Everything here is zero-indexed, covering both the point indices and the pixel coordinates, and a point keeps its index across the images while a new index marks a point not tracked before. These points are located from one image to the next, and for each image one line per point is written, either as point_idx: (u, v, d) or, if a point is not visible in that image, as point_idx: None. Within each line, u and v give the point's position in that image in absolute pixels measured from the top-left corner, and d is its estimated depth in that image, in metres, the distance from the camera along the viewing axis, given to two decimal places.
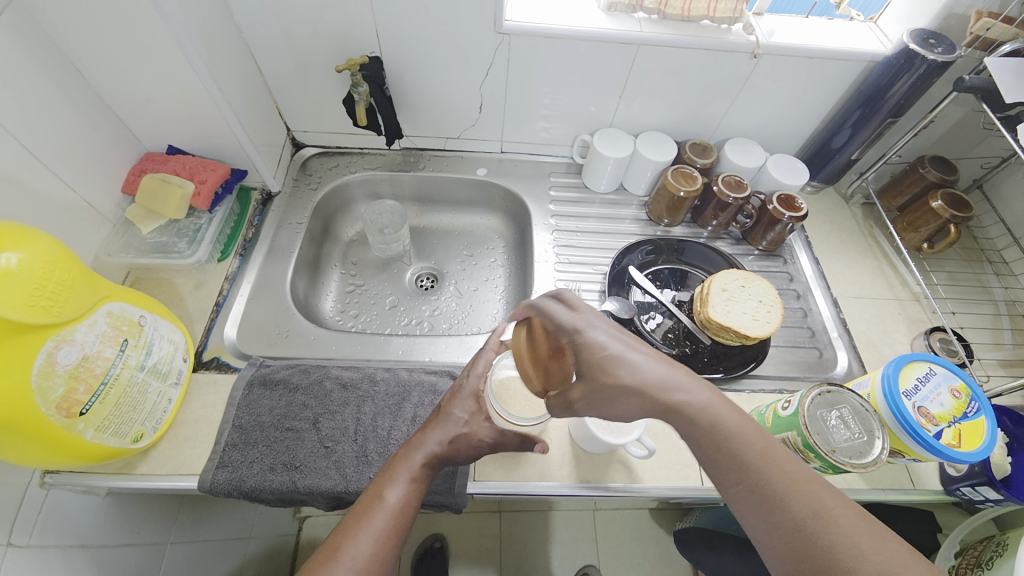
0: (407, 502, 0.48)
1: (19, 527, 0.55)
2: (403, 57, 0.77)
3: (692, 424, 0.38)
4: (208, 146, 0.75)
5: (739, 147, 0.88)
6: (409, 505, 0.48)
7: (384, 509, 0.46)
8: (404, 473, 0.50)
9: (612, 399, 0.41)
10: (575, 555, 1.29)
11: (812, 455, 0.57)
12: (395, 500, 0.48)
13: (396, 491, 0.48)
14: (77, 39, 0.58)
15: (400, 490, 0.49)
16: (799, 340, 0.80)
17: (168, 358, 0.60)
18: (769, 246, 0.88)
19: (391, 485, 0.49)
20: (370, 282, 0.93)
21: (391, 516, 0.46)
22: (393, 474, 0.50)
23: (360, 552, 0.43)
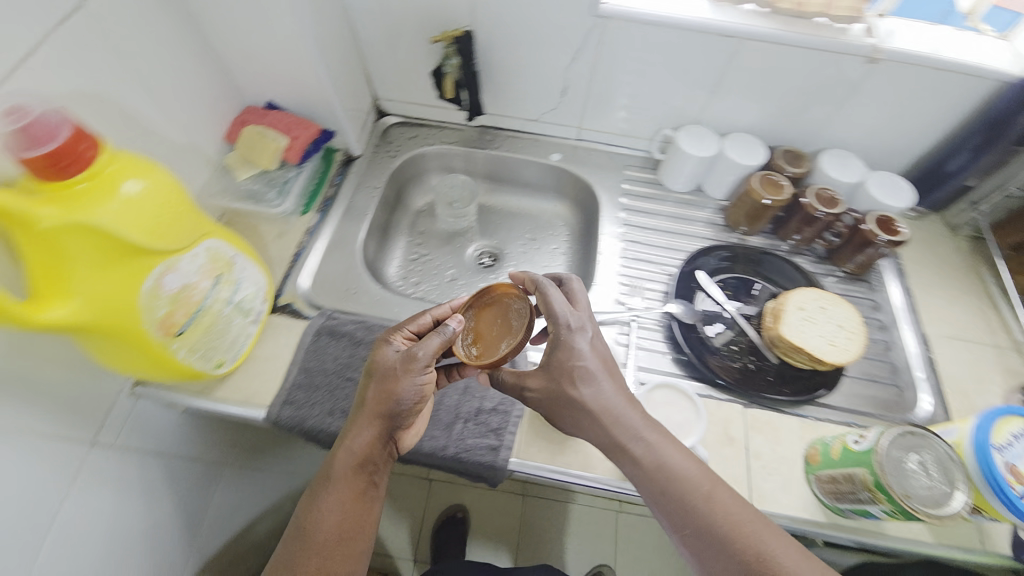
0: (339, 513, 0.52)
1: (106, 428, 0.61)
2: (494, 33, 0.78)
3: (646, 460, 0.51)
4: (303, 104, 0.79)
5: (836, 159, 0.82)
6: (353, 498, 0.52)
7: (319, 527, 0.51)
8: (334, 485, 0.52)
9: (563, 398, 0.55)
10: (592, 552, 1.29)
11: (882, 495, 0.54)
12: (332, 514, 0.52)
13: (328, 505, 0.52)
14: None
15: (331, 505, 0.52)
16: (874, 374, 0.74)
17: (252, 296, 0.65)
18: (856, 268, 0.82)
19: (322, 503, 0.52)
20: (434, 253, 0.96)
21: (328, 533, 0.51)
22: (322, 488, 0.53)
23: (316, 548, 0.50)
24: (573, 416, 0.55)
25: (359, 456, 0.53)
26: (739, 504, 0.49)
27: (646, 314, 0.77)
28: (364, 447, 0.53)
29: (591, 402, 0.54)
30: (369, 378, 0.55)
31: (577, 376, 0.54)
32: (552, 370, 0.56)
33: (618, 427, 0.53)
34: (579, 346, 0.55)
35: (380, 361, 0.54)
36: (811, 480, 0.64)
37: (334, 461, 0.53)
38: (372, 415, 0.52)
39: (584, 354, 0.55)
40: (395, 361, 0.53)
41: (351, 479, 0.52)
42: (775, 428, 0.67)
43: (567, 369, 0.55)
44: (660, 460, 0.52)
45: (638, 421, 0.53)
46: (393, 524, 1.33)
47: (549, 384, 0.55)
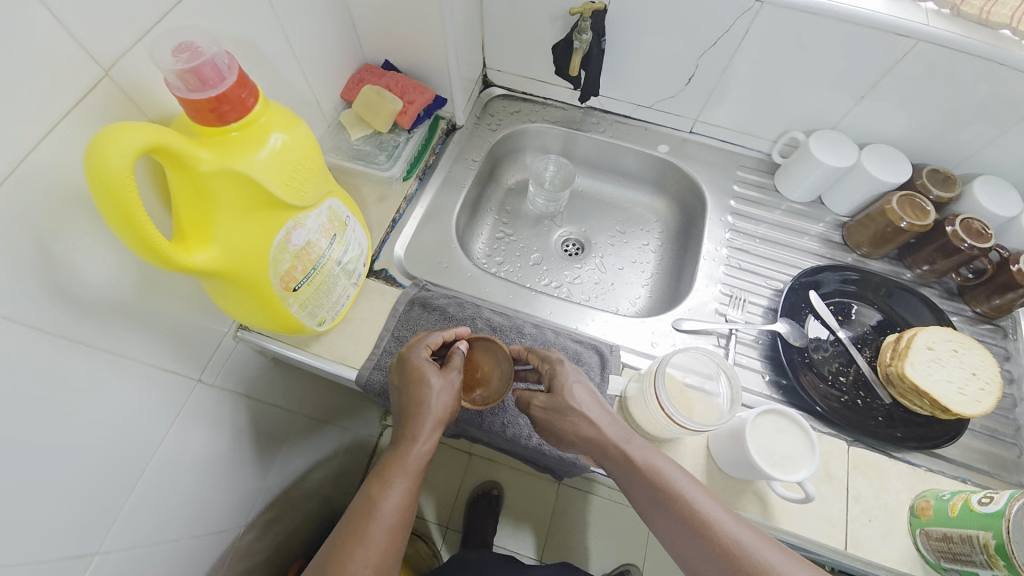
0: (402, 507, 0.51)
1: (210, 366, 0.63)
2: (628, 9, 0.72)
3: (640, 472, 0.50)
4: (419, 67, 0.77)
5: (992, 188, 0.73)
6: (406, 507, 0.51)
7: (383, 516, 0.50)
8: (401, 474, 0.52)
9: (567, 418, 0.55)
10: (620, 551, 1.28)
11: (1001, 562, 0.49)
12: (394, 503, 0.51)
13: (393, 496, 0.51)
14: None
15: (396, 495, 0.51)
16: (999, 431, 0.67)
17: (357, 259, 0.64)
18: (990, 312, 0.73)
19: (386, 489, 0.51)
20: (520, 234, 0.93)
21: (389, 523, 0.50)
22: (386, 477, 0.52)
23: (376, 539, 0.49)
24: (573, 432, 0.55)
25: (426, 450, 0.54)
26: (718, 504, 0.48)
27: (746, 329, 0.72)
28: (430, 443, 0.54)
29: (587, 413, 0.54)
30: (405, 384, 0.56)
31: (575, 401, 0.55)
32: (560, 395, 0.56)
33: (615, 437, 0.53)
34: (572, 372, 0.58)
35: (421, 372, 0.56)
36: (914, 533, 0.58)
37: (402, 452, 0.53)
38: (433, 423, 0.54)
39: (578, 379, 0.57)
40: (431, 374, 0.55)
41: (416, 472, 0.53)
42: (882, 472, 0.62)
43: (570, 395, 0.55)
44: (648, 459, 0.51)
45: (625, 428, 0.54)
46: (429, 491, 1.35)
47: (553, 403, 0.56)
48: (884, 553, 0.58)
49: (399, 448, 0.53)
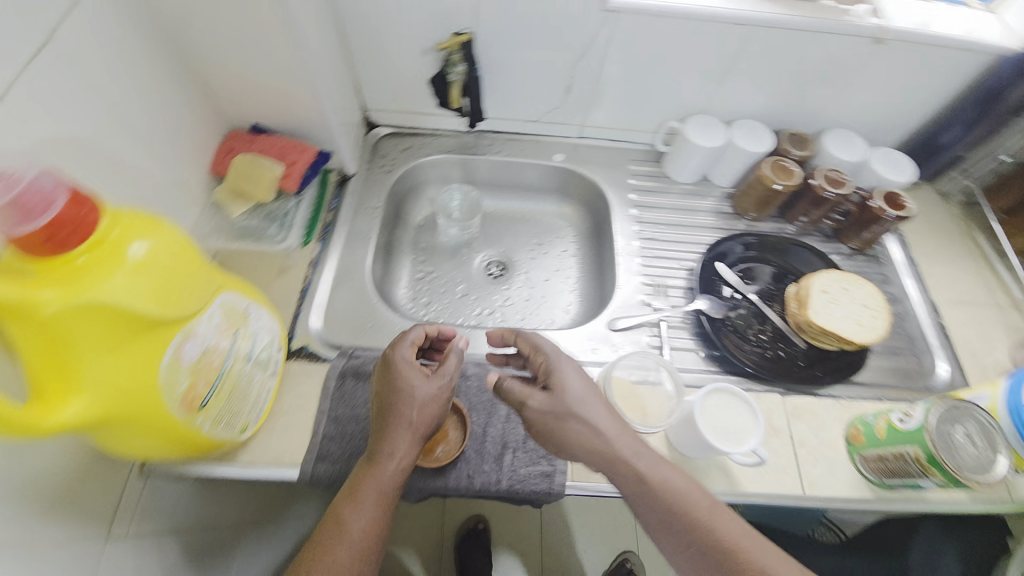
0: (369, 532, 0.48)
1: (120, 515, 0.53)
2: (493, 32, 0.73)
3: (655, 484, 0.49)
4: (292, 125, 0.72)
5: (840, 139, 0.83)
6: (374, 532, 0.49)
7: (350, 540, 0.48)
8: (370, 493, 0.49)
9: (564, 421, 0.54)
10: (614, 541, 1.31)
11: (936, 470, 0.54)
12: (361, 527, 0.48)
13: (361, 521, 0.48)
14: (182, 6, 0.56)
15: (364, 519, 0.49)
16: (899, 347, 0.76)
17: (268, 348, 0.59)
18: (862, 245, 0.84)
19: (354, 509, 0.49)
20: (440, 268, 0.91)
21: (355, 548, 0.48)
22: (355, 496, 0.49)
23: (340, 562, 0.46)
24: (569, 437, 0.54)
25: (402, 468, 0.51)
26: (740, 535, 0.46)
27: (673, 313, 0.76)
28: (405, 458, 0.51)
29: (590, 418, 0.53)
30: (390, 387, 0.54)
31: (575, 397, 0.55)
32: (558, 390, 0.55)
33: (625, 446, 0.52)
34: (569, 371, 0.57)
35: (405, 378, 0.54)
36: (854, 460, 0.64)
37: (373, 470, 0.50)
38: (413, 434, 0.52)
39: (574, 376, 0.57)
40: (417, 380, 0.54)
41: (388, 490, 0.50)
42: (814, 413, 0.68)
43: (568, 388, 0.55)
44: (665, 484, 0.50)
45: (626, 433, 0.53)
46: (411, 547, 1.27)
47: (552, 403, 0.55)
48: (834, 487, 0.63)
49: (372, 463, 0.51)
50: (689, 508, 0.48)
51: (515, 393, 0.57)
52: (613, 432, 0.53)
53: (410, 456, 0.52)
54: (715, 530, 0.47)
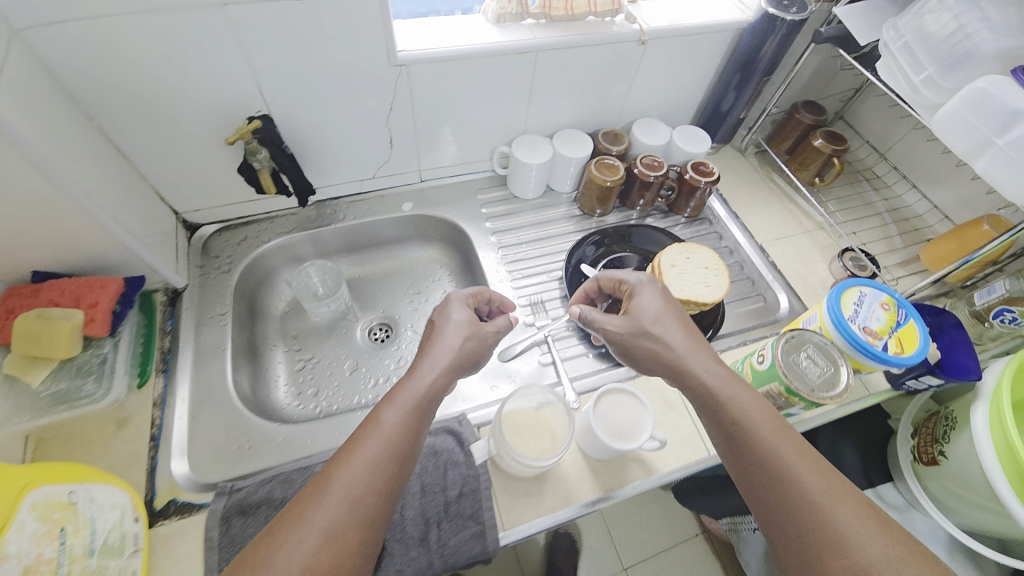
0: (404, 429, 0.48)
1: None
2: (292, 108, 0.70)
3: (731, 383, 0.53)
4: (86, 261, 0.63)
5: (646, 127, 0.93)
6: (411, 430, 0.49)
7: (383, 436, 0.47)
8: (406, 398, 0.51)
9: (643, 339, 0.59)
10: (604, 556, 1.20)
11: (795, 398, 0.61)
12: (388, 434, 0.47)
13: (396, 417, 0.49)
14: None
15: (399, 416, 0.49)
16: (745, 292, 0.87)
17: (117, 526, 0.51)
18: (694, 212, 0.94)
19: (391, 416, 0.49)
20: (319, 351, 0.85)
21: (387, 448, 0.47)
22: (395, 400, 0.51)
23: (371, 459, 0.45)
24: (647, 352, 0.58)
25: (433, 382, 0.54)
26: (807, 459, 0.46)
27: (555, 325, 0.78)
28: (439, 376, 0.54)
29: (662, 332, 0.58)
30: (443, 315, 0.62)
31: (649, 314, 0.60)
32: (634, 312, 0.61)
33: (693, 359, 0.56)
34: (647, 295, 0.63)
35: (451, 307, 0.63)
36: None
37: (409, 380, 0.53)
38: (446, 351, 0.57)
39: (652, 298, 0.62)
40: (457, 306, 0.63)
41: (421, 402, 0.51)
42: None
43: (645, 309, 0.61)
44: (735, 402, 0.51)
45: (687, 338, 0.58)
46: None
47: (629, 324, 0.61)
48: None
49: (411, 376, 0.53)
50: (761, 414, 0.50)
51: (589, 320, 0.63)
52: (681, 342, 0.57)
53: (441, 375, 0.54)
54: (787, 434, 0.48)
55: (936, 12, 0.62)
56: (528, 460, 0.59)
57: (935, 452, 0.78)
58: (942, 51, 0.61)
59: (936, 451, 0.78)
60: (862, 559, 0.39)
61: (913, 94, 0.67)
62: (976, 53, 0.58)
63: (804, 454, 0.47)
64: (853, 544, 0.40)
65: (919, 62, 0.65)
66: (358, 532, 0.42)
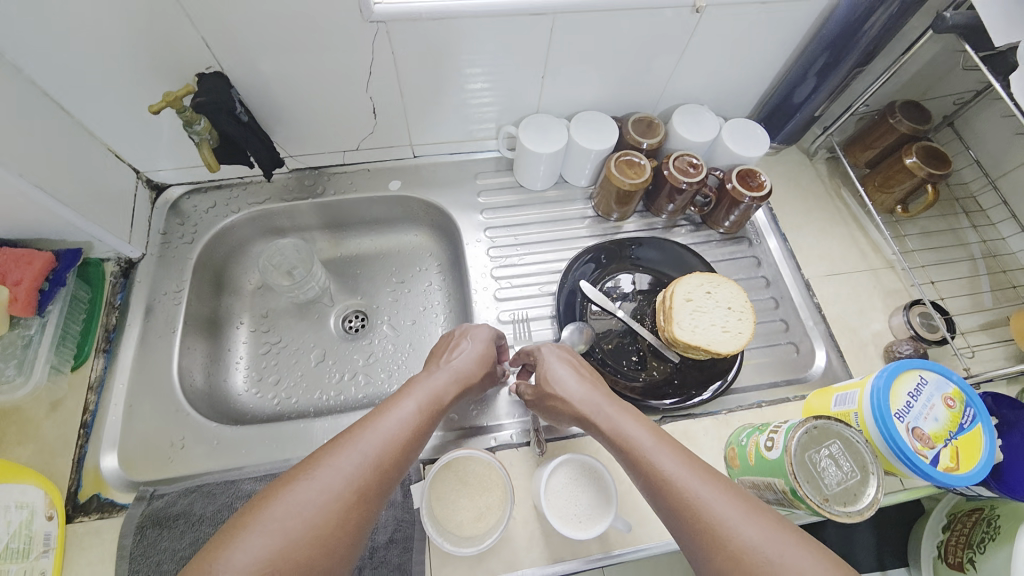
0: (418, 419, 0.46)
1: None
2: (253, 65, 0.60)
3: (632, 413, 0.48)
4: (22, 226, 0.58)
5: (689, 117, 0.76)
6: (423, 421, 0.46)
7: (400, 416, 0.44)
8: (422, 393, 0.49)
9: (549, 401, 0.55)
10: None
11: (800, 504, 0.49)
12: (410, 416, 0.45)
13: (414, 406, 0.46)
14: None
15: (414, 405, 0.46)
16: (775, 337, 0.72)
17: (23, 528, 0.49)
18: (731, 228, 0.78)
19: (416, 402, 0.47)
20: (287, 335, 0.79)
21: (400, 426, 0.44)
22: (411, 392, 0.48)
23: (385, 431, 0.42)
24: (558, 412, 0.54)
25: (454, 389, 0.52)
26: (689, 464, 0.41)
27: None
28: (452, 387, 0.52)
29: (563, 388, 0.53)
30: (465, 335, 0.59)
31: (550, 379, 0.55)
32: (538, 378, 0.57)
33: (589, 407, 0.50)
34: (548, 355, 0.58)
35: (473, 337, 0.60)
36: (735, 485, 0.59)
37: (428, 379, 0.51)
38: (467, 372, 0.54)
39: (549, 358, 0.57)
40: (478, 336, 0.59)
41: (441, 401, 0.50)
42: (692, 438, 0.63)
43: (548, 371, 0.56)
44: (614, 426, 0.47)
45: (585, 387, 0.52)
46: None
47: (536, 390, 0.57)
48: None
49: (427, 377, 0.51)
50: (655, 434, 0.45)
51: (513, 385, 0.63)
52: (575, 396, 0.52)
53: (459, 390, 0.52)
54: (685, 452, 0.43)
55: None
56: (467, 528, 0.52)
57: (965, 558, 0.66)
58: None
59: (965, 556, 0.66)
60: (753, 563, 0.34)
61: None
62: None
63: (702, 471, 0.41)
64: (740, 542, 0.35)
65: None
66: (377, 502, 0.39)
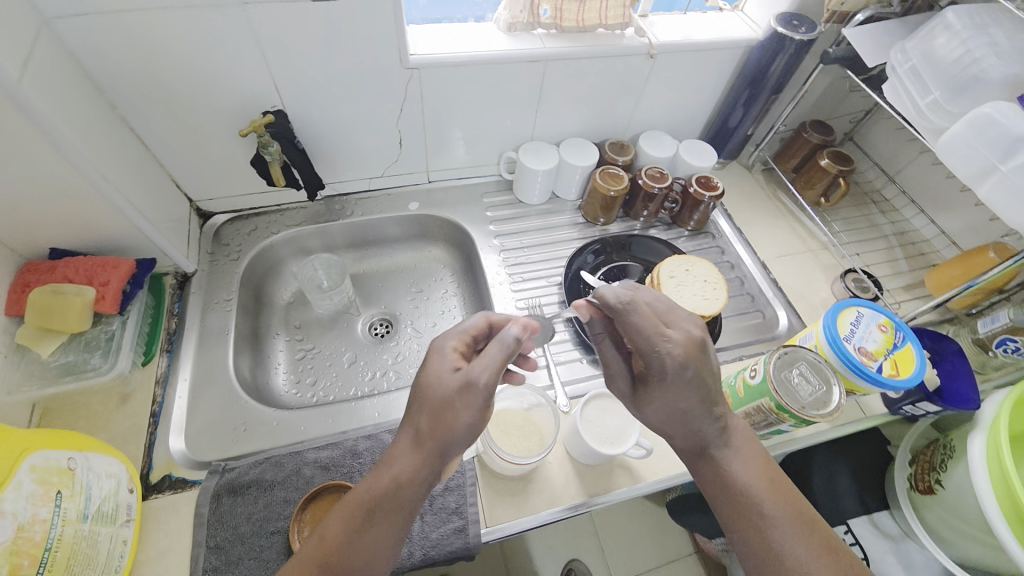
0: (342, 544, 0.42)
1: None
2: (307, 104, 0.73)
3: (739, 454, 0.50)
4: (101, 240, 0.66)
5: (652, 140, 0.94)
6: (349, 542, 0.42)
7: (316, 552, 0.42)
8: (353, 503, 0.44)
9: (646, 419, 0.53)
10: (570, 548, 1.20)
11: (785, 414, 0.61)
12: (337, 536, 0.43)
13: (336, 528, 0.43)
14: None
15: (338, 527, 0.43)
16: (743, 307, 0.87)
17: (112, 495, 0.51)
18: (697, 225, 0.94)
19: (344, 519, 0.43)
20: (320, 342, 0.87)
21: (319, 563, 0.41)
22: (342, 505, 0.45)
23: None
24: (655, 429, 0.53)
25: (394, 479, 0.44)
26: (793, 521, 0.46)
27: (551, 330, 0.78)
28: (401, 476, 0.44)
29: (670, 420, 0.50)
30: (421, 386, 0.48)
31: (656, 403, 0.51)
32: (643, 397, 0.52)
33: (681, 434, 0.50)
34: (663, 382, 0.49)
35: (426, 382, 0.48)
36: None
37: (369, 477, 0.46)
38: (415, 443, 0.46)
39: (672, 388, 0.49)
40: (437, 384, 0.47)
41: (378, 504, 0.44)
42: None
43: (655, 399, 0.50)
44: (721, 472, 0.49)
45: (682, 425, 0.50)
46: None
47: (635, 404, 0.53)
48: None
49: (367, 475, 0.46)
50: (750, 488, 0.48)
51: (600, 347, 0.57)
52: (661, 425, 0.51)
53: (401, 475, 0.44)
54: (779, 511, 0.47)
55: (944, 37, 0.62)
56: (518, 450, 0.61)
57: (932, 480, 0.72)
58: (950, 75, 0.61)
59: (933, 479, 0.72)
60: (795, 572, 0.44)
61: (919, 117, 0.67)
62: (984, 78, 0.58)
63: (798, 526, 0.46)
64: None
65: (925, 85, 0.65)
66: None
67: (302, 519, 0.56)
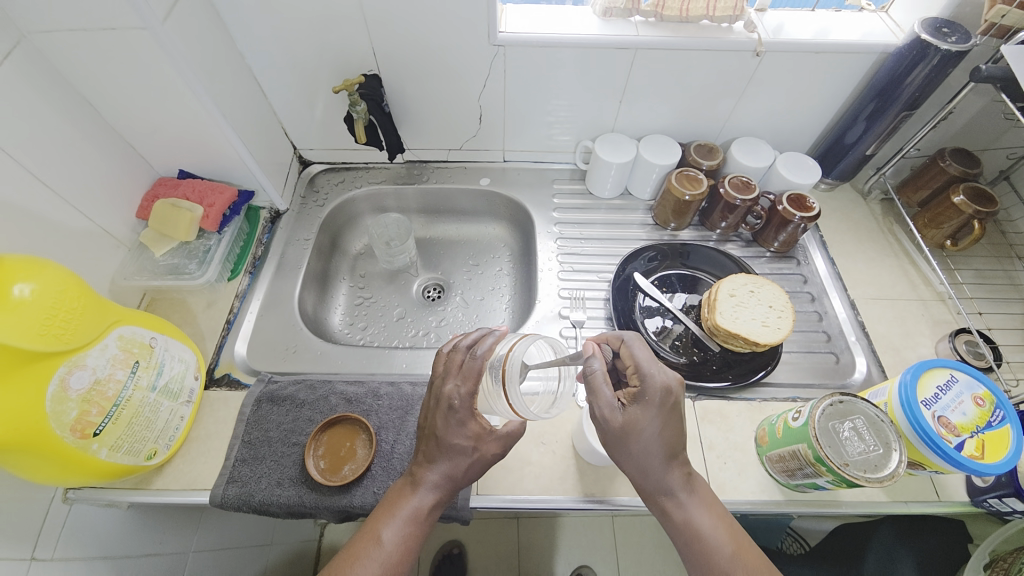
0: (401, 545, 0.49)
1: (44, 540, 0.55)
2: (399, 71, 0.79)
3: (707, 506, 0.49)
4: (216, 169, 0.78)
5: (746, 147, 0.86)
6: (405, 548, 0.49)
7: (383, 554, 0.48)
8: (402, 513, 0.50)
9: (628, 446, 0.48)
10: (583, 551, 1.18)
11: (824, 468, 0.54)
12: (393, 540, 0.49)
13: (392, 532, 0.49)
14: (95, 82, 0.62)
15: (395, 530, 0.49)
16: (814, 345, 0.77)
17: (180, 378, 0.62)
18: (781, 247, 0.85)
19: (397, 528, 0.49)
20: (378, 294, 0.94)
21: (387, 560, 0.48)
22: (391, 511, 0.50)
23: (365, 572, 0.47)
24: (631, 457, 0.49)
25: (430, 504, 0.51)
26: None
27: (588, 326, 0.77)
28: (443, 499, 0.51)
29: (655, 448, 0.48)
30: (444, 443, 0.51)
31: (645, 429, 0.47)
32: (636, 424, 0.47)
33: (650, 478, 0.49)
34: (657, 410, 0.48)
35: (443, 434, 0.51)
36: (764, 462, 0.63)
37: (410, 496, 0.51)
38: (447, 482, 0.51)
39: (666, 418, 0.48)
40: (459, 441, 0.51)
41: (420, 518, 0.50)
42: (724, 417, 0.68)
43: (647, 427, 0.47)
44: (688, 520, 0.48)
45: (660, 461, 0.48)
46: None
47: (624, 431, 0.48)
48: (743, 491, 0.62)
49: (403, 491, 0.52)
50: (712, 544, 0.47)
51: (593, 380, 0.49)
52: (640, 459, 0.48)
53: (443, 500, 0.52)
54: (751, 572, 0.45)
55: None
56: (542, 409, 0.50)
57: None
58: None
59: None
60: None
61: None
62: None
63: None
64: None
65: None
66: None
67: (318, 441, 0.62)
